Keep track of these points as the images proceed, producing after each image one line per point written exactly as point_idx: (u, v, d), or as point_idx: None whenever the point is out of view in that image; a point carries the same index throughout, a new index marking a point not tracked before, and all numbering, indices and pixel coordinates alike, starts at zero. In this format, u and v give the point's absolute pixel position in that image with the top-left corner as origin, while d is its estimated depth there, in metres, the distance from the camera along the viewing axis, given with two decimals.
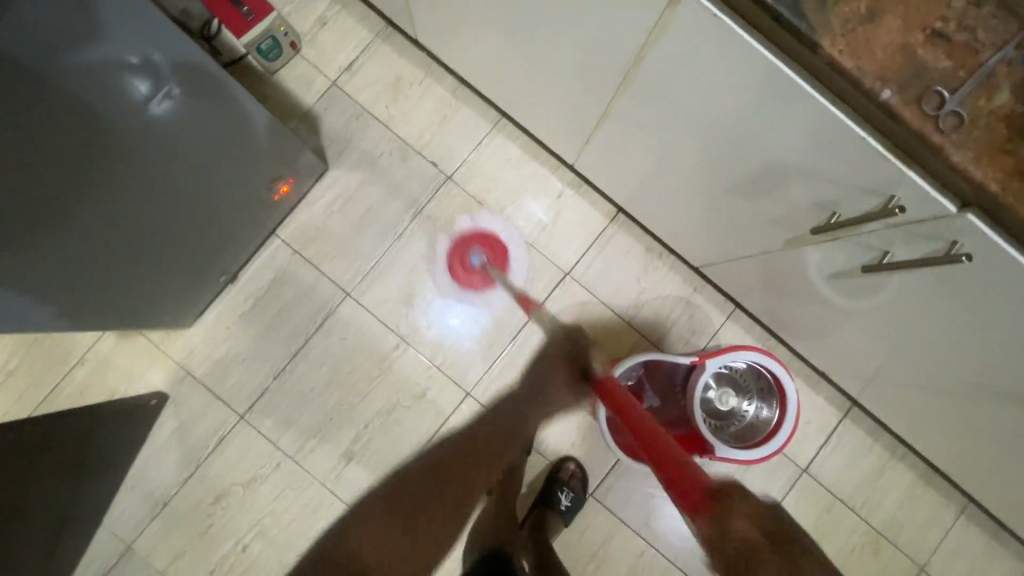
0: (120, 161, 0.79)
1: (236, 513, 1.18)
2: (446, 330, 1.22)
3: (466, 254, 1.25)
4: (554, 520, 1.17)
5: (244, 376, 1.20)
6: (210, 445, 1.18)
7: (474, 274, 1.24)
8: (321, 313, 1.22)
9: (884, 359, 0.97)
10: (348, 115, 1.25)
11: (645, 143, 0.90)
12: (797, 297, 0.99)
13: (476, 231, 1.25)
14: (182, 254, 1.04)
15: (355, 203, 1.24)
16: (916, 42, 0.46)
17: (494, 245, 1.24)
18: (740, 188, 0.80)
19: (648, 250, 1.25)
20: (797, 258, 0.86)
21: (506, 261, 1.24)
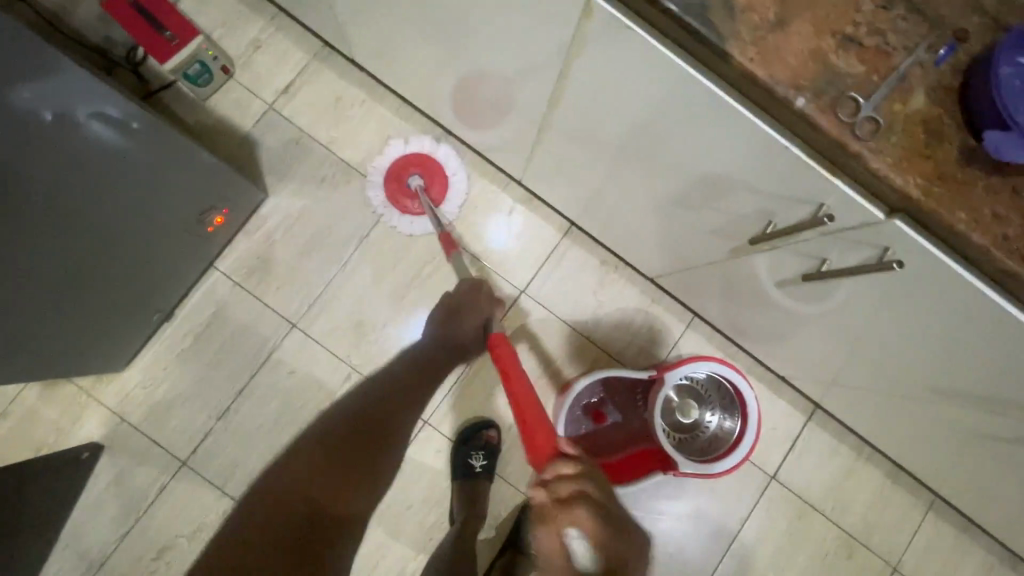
0: (28, 200, 0.72)
1: (182, 566, 1.10)
2: None
3: (403, 177, 1.20)
4: (523, 561, 1.12)
5: (186, 419, 1.13)
6: (151, 496, 1.10)
7: (408, 196, 1.19)
8: (267, 346, 1.16)
9: (840, 362, 0.96)
10: (287, 139, 1.21)
11: (585, 157, 0.88)
12: (751, 304, 0.98)
13: (414, 155, 1.21)
14: (113, 295, 0.97)
15: (298, 228, 1.19)
16: (829, 49, 0.44)
17: (430, 167, 1.20)
18: (680, 199, 0.78)
19: (602, 262, 1.23)
20: (744, 266, 0.84)
21: (445, 185, 1.21)
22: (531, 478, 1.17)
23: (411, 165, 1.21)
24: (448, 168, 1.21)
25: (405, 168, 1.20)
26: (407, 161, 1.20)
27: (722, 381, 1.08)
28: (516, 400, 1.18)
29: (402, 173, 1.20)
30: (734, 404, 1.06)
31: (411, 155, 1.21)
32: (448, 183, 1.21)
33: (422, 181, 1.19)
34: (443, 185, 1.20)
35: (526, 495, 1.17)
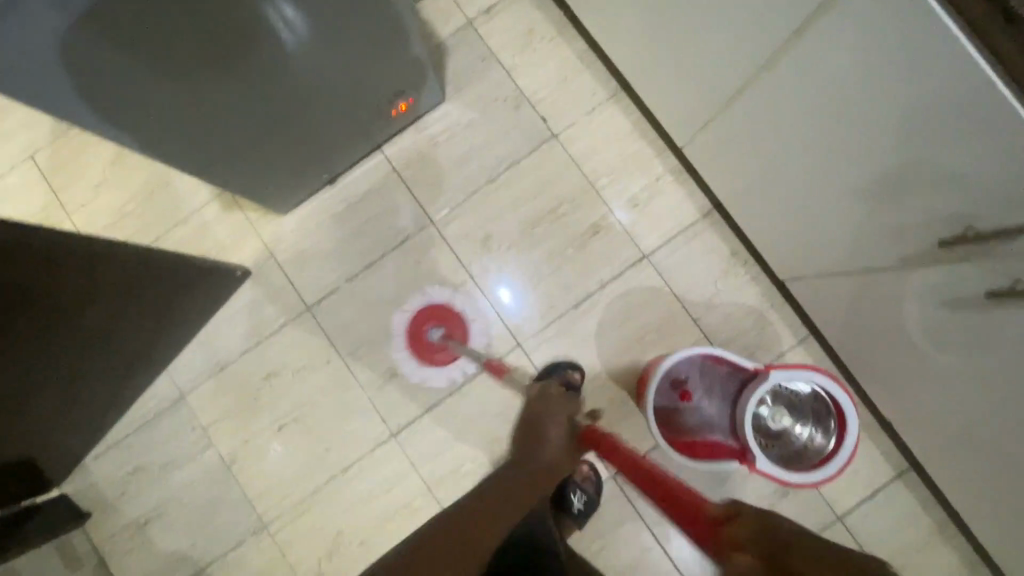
0: (261, 42, 0.79)
1: (280, 393, 1.25)
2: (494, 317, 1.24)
3: (423, 335, 1.24)
4: (568, 522, 1.16)
5: (320, 273, 1.27)
6: (275, 326, 1.26)
7: (430, 350, 1.24)
8: (403, 233, 1.26)
9: (961, 423, 0.91)
10: (475, 55, 1.29)
11: (769, 134, 0.88)
12: (885, 332, 0.94)
13: (425, 309, 1.24)
14: (307, 144, 1.10)
15: (460, 138, 1.28)
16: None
17: (445, 317, 1.24)
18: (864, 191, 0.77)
19: (734, 254, 1.22)
20: (902, 282, 0.82)
21: (464, 326, 1.24)
22: None
23: (427, 318, 1.25)
24: (458, 309, 1.24)
25: (425, 321, 1.25)
26: (427, 313, 1.25)
27: (827, 398, 1.05)
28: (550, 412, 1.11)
29: (421, 331, 1.24)
30: (833, 424, 1.03)
31: (434, 300, 1.25)
32: (468, 330, 1.24)
33: (441, 332, 1.24)
34: (460, 326, 1.24)
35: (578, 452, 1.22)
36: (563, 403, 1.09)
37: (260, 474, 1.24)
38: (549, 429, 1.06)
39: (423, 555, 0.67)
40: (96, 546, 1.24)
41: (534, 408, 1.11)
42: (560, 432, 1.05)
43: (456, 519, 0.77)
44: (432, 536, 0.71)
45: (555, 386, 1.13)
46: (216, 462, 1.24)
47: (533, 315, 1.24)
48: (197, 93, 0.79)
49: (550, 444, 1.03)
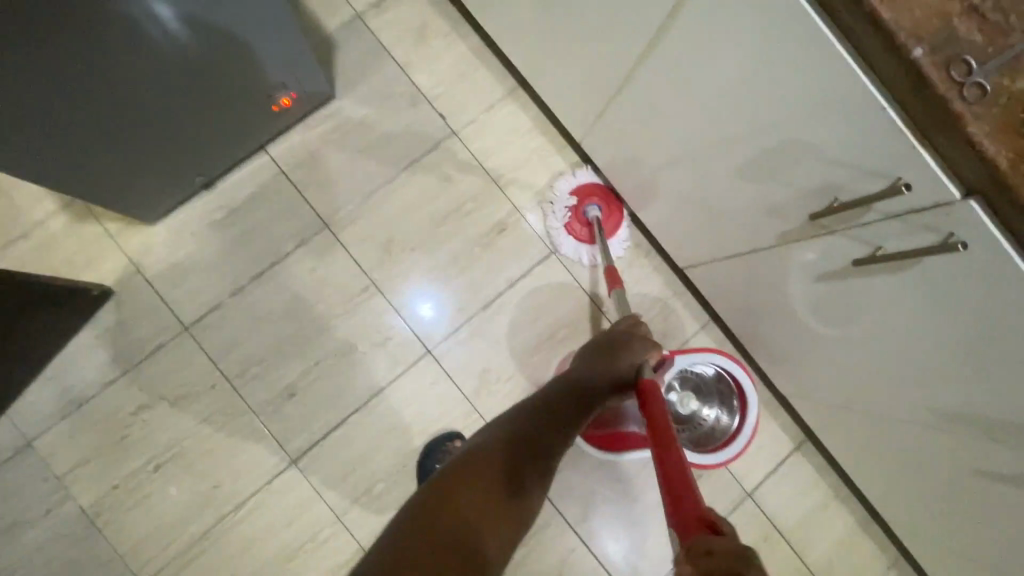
0: (109, 28, 0.69)
1: (156, 427, 1.09)
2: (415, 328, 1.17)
3: (584, 204, 1.22)
4: None
5: (199, 287, 1.13)
6: (146, 351, 1.10)
7: (582, 225, 1.22)
8: (294, 240, 1.16)
9: (844, 393, 0.97)
10: (366, 51, 1.23)
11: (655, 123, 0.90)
12: (771, 311, 0.99)
13: (593, 187, 1.23)
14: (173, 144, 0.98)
15: (354, 136, 1.20)
16: (965, 33, 0.47)
17: (610, 202, 1.22)
18: (742, 173, 0.80)
19: (637, 246, 1.24)
20: (782, 261, 0.86)
21: (616, 224, 1.22)
22: None
23: (593, 196, 1.23)
24: (624, 207, 1.23)
25: (590, 195, 1.23)
26: (592, 191, 1.23)
27: (728, 378, 1.09)
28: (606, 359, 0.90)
29: (586, 200, 1.22)
30: (735, 401, 1.07)
31: (597, 184, 1.23)
32: (623, 219, 1.22)
33: (599, 214, 1.21)
34: (617, 223, 1.22)
35: None
36: (647, 344, 0.94)
37: (133, 524, 1.07)
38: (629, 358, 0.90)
39: (436, 530, 0.57)
40: None
41: (608, 342, 0.94)
42: (632, 367, 0.88)
43: (484, 477, 0.65)
44: (455, 480, 0.63)
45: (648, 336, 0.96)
46: (76, 516, 1.06)
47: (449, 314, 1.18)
48: (31, 78, 0.68)
49: (614, 372, 0.87)
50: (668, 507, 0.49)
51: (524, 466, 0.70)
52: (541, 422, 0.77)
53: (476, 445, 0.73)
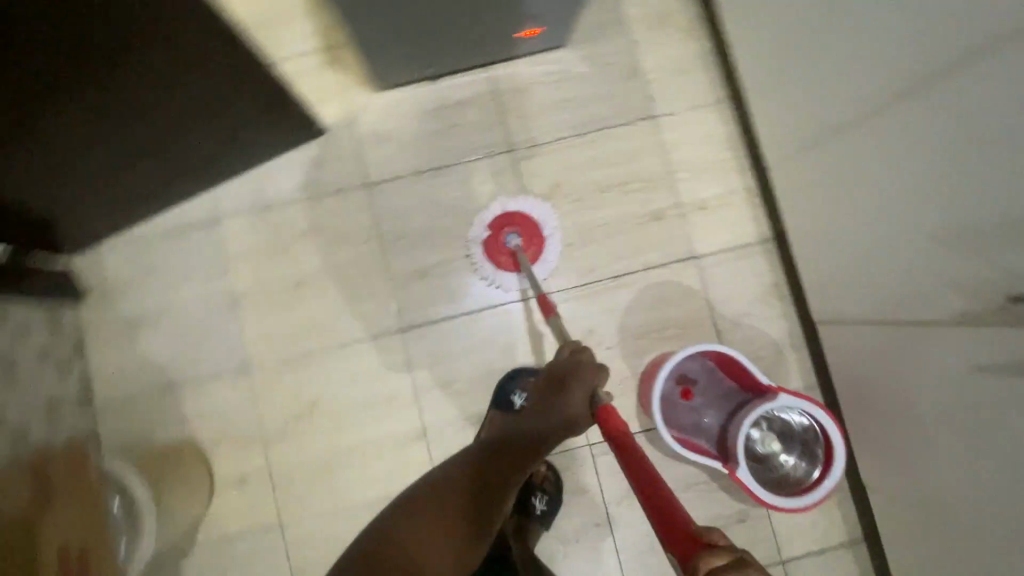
0: None
1: (310, 252, 1.25)
2: (502, 297, 1.25)
3: (503, 232, 1.25)
4: (535, 526, 1.15)
5: (389, 157, 1.28)
6: (329, 190, 1.27)
7: (507, 254, 1.24)
8: (480, 151, 1.28)
9: (939, 499, 0.94)
10: (607, 17, 1.32)
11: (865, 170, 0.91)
12: (895, 391, 0.98)
13: (509, 215, 1.26)
14: (430, 39, 1.10)
15: (566, 85, 1.30)
16: None
17: (528, 226, 1.26)
18: (942, 242, 0.80)
19: (775, 284, 1.25)
20: (941, 341, 0.85)
21: (541, 248, 1.25)
22: None
23: (509, 225, 1.26)
24: (546, 233, 1.26)
25: (503, 226, 1.25)
26: (510, 219, 1.26)
27: (819, 430, 1.07)
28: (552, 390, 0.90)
29: (503, 231, 1.25)
30: (820, 454, 1.06)
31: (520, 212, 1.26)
32: (546, 245, 1.26)
33: (519, 241, 1.24)
34: (539, 249, 1.25)
35: None
36: (593, 370, 0.87)
37: (262, 320, 1.24)
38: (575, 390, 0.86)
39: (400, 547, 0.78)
40: (80, 326, 1.23)
41: (558, 371, 0.89)
42: (585, 396, 0.85)
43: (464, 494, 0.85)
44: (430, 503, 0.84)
45: (594, 363, 0.88)
46: (225, 293, 1.24)
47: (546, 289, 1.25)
48: None
49: (558, 409, 0.87)
50: (660, 532, 0.60)
51: (492, 489, 0.86)
52: (503, 466, 0.88)
53: (443, 482, 0.89)
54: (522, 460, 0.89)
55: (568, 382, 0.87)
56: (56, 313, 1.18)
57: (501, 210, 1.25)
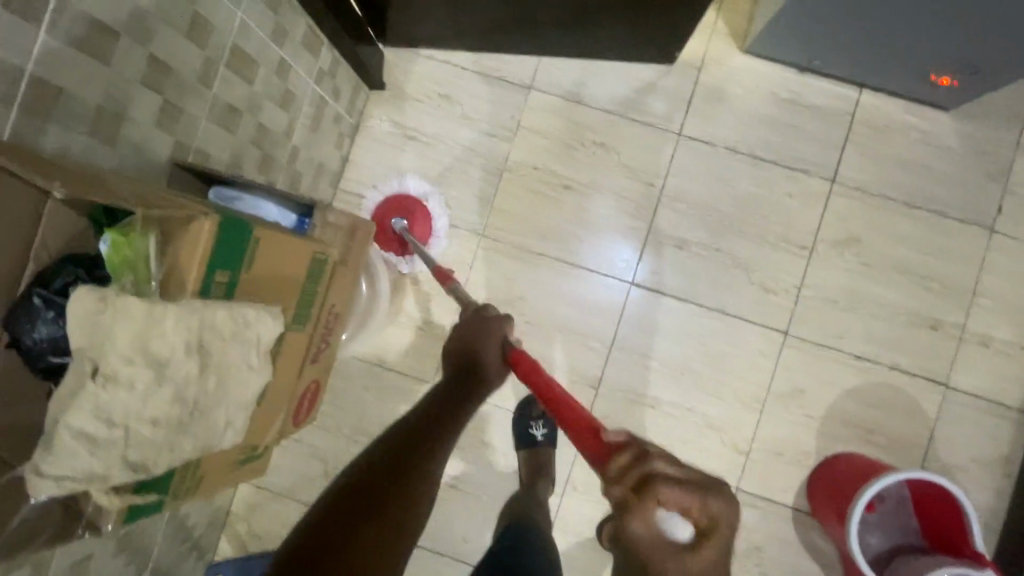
0: None
1: (590, 164, 1.21)
2: (594, 310, 1.20)
3: (394, 213, 1.18)
4: None
5: (713, 120, 1.20)
6: (641, 118, 1.20)
7: (390, 240, 1.18)
8: (802, 163, 1.19)
9: None
10: (1010, 106, 1.17)
11: None
12: None
13: (392, 197, 1.19)
14: (862, 33, 1.00)
15: (926, 149, 1.18)
16: None
17: (407, 210, 1.19)
18: None
19: (1009, 458, 1.14)
20: None
21: (428, 226, 1.19)
22: (767, 451, 1.17)
23: (381, 209, 1.20)
24: (431, 210, 1.20)
25: (397, 205, 1.19)
26: (385, 202, 1.19)
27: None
28: (461, 342, 0.78)
29: (396, 207, 1.19)
30: None
31: (403, 193, 1.20)
32: (431, 229, 1.20)
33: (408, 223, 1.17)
34: (426, 224, 1.19)
35: (738, 447, 1.17)
36: (498, 321, 0.80)
37: (514, 199, 1.22)
38: (489, 346, 0.77)
39: None
40: (362, 110, 1.23)
41: (465, 329, 0.80)
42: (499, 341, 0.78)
43: (352, 512, 0.56)
44: None
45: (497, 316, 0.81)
46: (497, 156, 1.22)
47: (639, 330, 1.20)
48: None
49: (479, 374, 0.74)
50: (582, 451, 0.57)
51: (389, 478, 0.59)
52: (422, 419, 0.66)
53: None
54: (456, 403, 0.69)
55: (475, 333, 0.78)
56: (357, 89, 1.18)
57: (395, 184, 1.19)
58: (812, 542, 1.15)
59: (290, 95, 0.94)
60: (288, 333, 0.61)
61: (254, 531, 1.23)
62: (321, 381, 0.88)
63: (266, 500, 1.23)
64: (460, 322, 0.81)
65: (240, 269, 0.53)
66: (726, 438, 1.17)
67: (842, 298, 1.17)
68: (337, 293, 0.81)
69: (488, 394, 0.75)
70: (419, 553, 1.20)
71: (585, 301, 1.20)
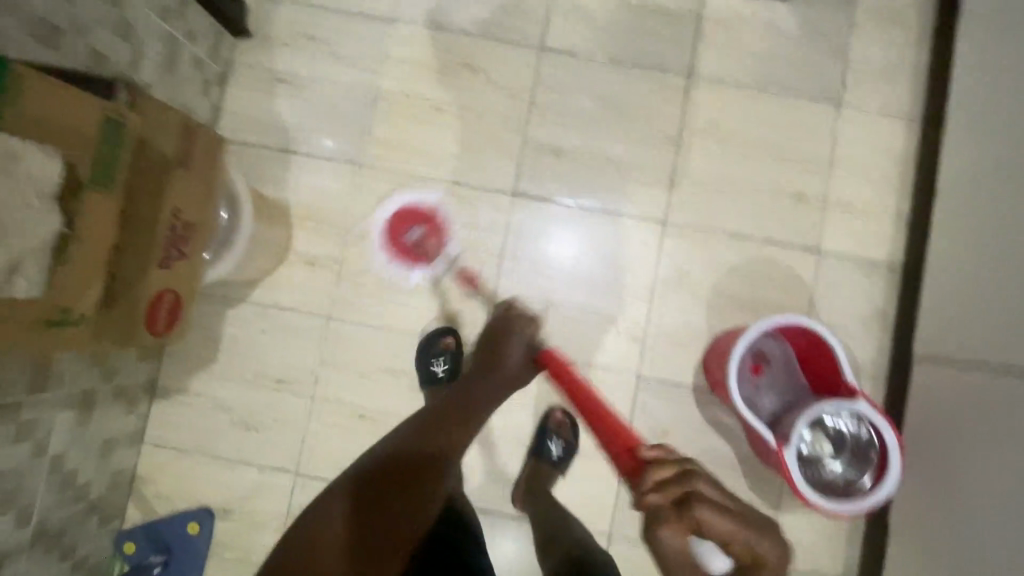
0: None
1: (461, 86, 1.24)
2: (484, 225, 1.22)
3: (403, 228, 1.23)
4: (548, 469, 1.14)
5: (572, 31, 1.25)
6: (503, 37, 1.24)
7: (405, 248, 1.22)
8: (660, 62, 1.24)
9: (980, 546, 0.92)
10: None
11: None
12: (974, 435, 0.96)
13: (410, 210, 1.22)
14: None
15: (770, 37, 1.25)
16: None
17: (430, 218, 1.22)
18: None
19: (884, 312, 1.20)
20: None
21: (441, 238, 1.22)
22: (661, 337, 1.20)
23: (409, 217, 1.23)
24: (441, 215, 1.22)
25: (409, 218, 1.23)
26: (405, 212, 1.22)
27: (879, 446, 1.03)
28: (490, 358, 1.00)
29: (406, 222, 1.22)
30: (872, 463, 1.03)
31: (423, 203, 1.22)
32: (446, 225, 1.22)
33: (421, 236, 1.22)
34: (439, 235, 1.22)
35: (634, 338, 1.21)
36: (526, 320, 1.08)
37: (391, 128, 1.24)
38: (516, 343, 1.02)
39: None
40: (230, 59, 1.24)
41: (497, 325, 1.07)
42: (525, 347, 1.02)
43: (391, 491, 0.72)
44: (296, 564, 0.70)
45: (525, 315, 1.10)
46: (370, 89, 1.24)
47: (529, 236, 1.22)
48: None
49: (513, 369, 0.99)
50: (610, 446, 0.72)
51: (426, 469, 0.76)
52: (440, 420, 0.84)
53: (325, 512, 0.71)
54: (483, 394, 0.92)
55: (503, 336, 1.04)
56: (220, 36, 1.20)
57: (403, 200, 1.22)
58: (716, 418, 1.19)
59: (129, 25, 0.95)
60: (85, 191, 0.63)
61: (163, 493, 1.19)
62: (181, 293, 0.87)
63: (171, 459, 1.20)
64: (505, 319, 1.08)
65: (15, 101, 0.54)
66: (621, 331, 1.21)
67: (713, 183, 1.22)
68: (180, 195, 0.81)
69: (503, 393, 0.96)
70: None
71: (474, 219, 1.22)
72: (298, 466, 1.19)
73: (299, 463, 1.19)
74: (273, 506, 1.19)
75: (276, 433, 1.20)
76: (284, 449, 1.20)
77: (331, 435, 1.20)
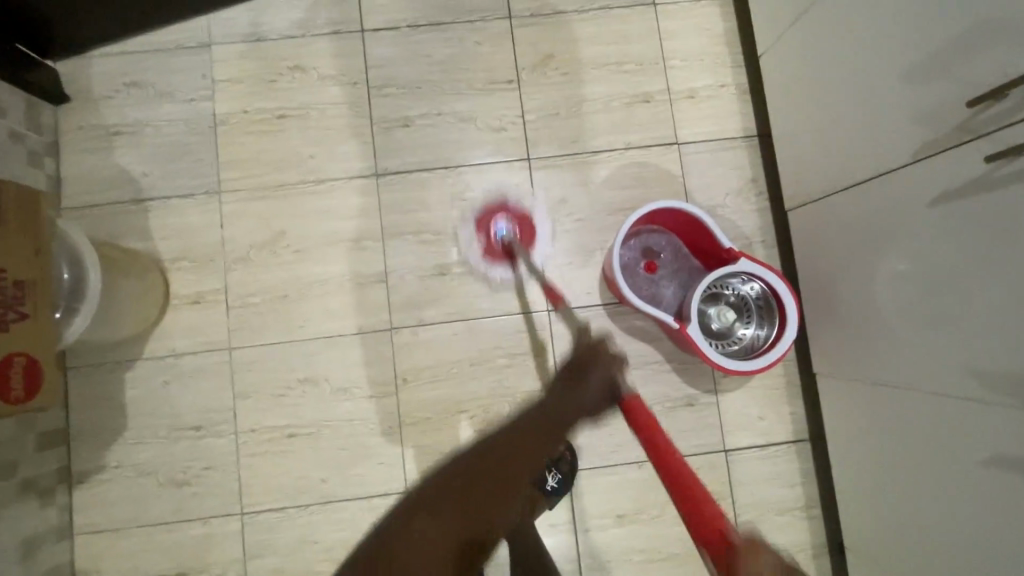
0: None
1: (296, 88, 1.24)
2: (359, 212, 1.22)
3: (478, 197, 1.21)
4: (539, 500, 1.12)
5: (388, 5, 1.26)
6: (323, 29, 1.25)
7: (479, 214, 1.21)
8: (480, 12, 1.27)
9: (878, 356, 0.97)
10: None
11: (842, 29, 0.94)
12: (847, 258, 1.01)
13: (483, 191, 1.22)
14: None
15: None
16: None
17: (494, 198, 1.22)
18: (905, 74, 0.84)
19: (752, 181, 1.25)
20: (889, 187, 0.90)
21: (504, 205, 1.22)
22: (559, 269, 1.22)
23: (483, 194, 1.22)
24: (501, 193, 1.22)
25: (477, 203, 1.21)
26: (481, 192, 1.22)
27: (773, 295, 1.07)
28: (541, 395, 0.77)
29: (478, 195, 1.21)
30: (774, 318, 1.06)
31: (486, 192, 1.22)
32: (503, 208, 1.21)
33: (494, 202, 1.20)
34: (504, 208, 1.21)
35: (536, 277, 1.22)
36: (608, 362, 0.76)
37: (238, 147, 1.23)
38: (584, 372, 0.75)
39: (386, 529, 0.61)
40: (55, 128, 1.21)
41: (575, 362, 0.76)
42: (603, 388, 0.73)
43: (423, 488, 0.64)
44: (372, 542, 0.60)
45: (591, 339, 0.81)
46: (207, 116, 1.23)
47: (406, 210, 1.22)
48: None
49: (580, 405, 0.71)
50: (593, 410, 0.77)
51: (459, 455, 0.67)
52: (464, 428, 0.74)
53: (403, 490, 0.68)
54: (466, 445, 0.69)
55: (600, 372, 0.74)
56: (34, 106, 1.17)
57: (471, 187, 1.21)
58: (632, 326, 1.21)
59: None
60: None
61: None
62: (39, 355, 0.84)
63: (107, 543, 1.14)
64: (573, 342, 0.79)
65: None
66: (521, 275, 1.22)
67: (565, 110, 1.25)
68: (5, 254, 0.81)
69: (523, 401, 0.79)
70: (286, 513, 1.16)
71: (348, 210, 1.22)
72: (241, 505, 1.15)
73: (242, 502, 1.16)
74: (228, 553, 1.14)
75: (209, 480, 1.16)
76: (222, 493, 1.16)
77: (268, 463, 1.16)
